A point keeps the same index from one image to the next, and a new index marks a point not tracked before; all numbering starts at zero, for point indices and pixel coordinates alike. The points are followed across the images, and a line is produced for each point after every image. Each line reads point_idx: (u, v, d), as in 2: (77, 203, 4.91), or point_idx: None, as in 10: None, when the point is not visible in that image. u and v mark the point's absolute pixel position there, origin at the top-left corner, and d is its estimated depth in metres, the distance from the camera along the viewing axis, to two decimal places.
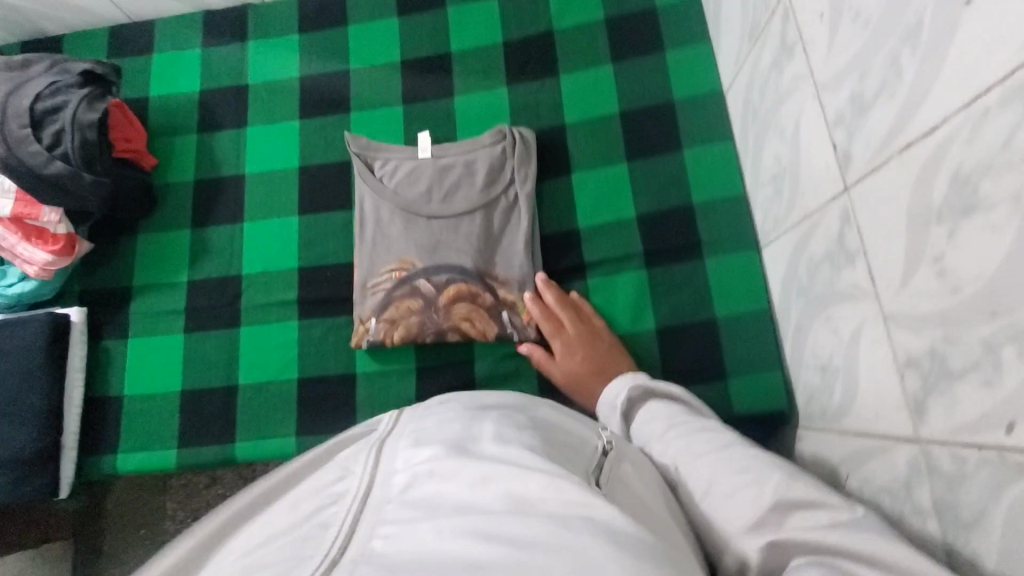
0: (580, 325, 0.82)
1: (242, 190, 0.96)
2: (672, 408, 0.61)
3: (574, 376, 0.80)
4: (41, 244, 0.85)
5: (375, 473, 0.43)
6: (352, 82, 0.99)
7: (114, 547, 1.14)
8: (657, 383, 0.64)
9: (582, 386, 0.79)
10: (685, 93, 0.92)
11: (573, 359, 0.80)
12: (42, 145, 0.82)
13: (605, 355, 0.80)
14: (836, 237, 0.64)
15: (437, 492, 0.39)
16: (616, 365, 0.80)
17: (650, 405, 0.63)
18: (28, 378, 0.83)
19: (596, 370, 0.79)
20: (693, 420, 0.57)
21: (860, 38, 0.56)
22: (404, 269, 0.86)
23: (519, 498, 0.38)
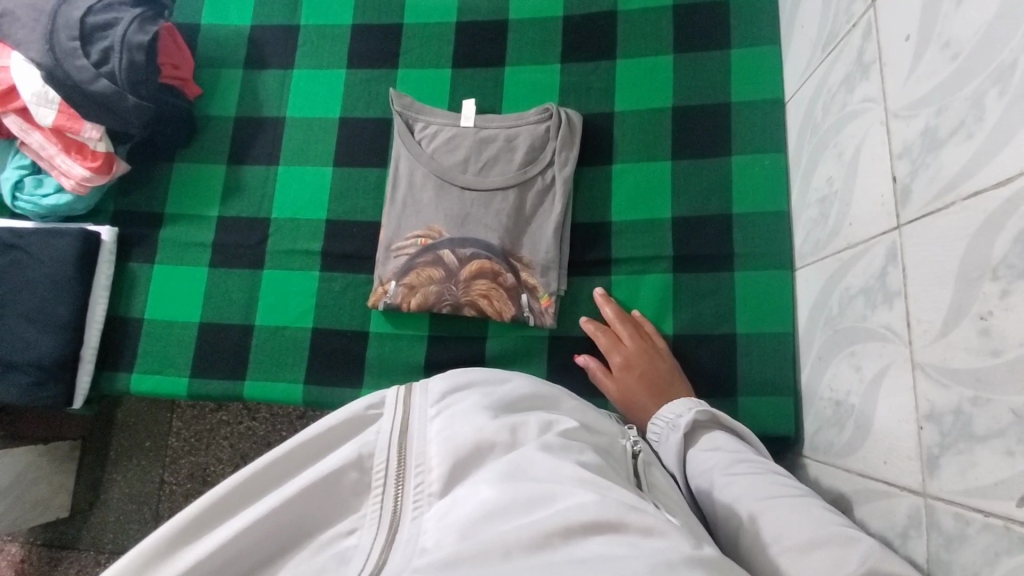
0: (639, 343, 0.80)
1: (281, 133, 0.95)
2: (732, 443, 0.66)
3: (628, 394, 0.78)
4: (79, 159, 0.86)
5: (422, 457, 0.47)
6: (403, 37, 0.97)
7: (119, 454, 1.19)
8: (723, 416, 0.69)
9: (636, 406, 0.78)
10: (743, 97, 0.88)
11: (627, 376, 0.79)
12: (89, 60, 0.81)
13: (660, 376, 0.78)
14: (877, 274, 0.62)
15: (491, 481, 0.44)
16: (673, 389, 0.77)
17: (713, 435, 0.68)
18: (56, 289, 0.85)
19: (651, 390, 0.77)
20: (755, 464, 0.62)
21: (944, 70, 0.52)
22: (427, 238, 0.86)
23: (568, 488, 0.44)
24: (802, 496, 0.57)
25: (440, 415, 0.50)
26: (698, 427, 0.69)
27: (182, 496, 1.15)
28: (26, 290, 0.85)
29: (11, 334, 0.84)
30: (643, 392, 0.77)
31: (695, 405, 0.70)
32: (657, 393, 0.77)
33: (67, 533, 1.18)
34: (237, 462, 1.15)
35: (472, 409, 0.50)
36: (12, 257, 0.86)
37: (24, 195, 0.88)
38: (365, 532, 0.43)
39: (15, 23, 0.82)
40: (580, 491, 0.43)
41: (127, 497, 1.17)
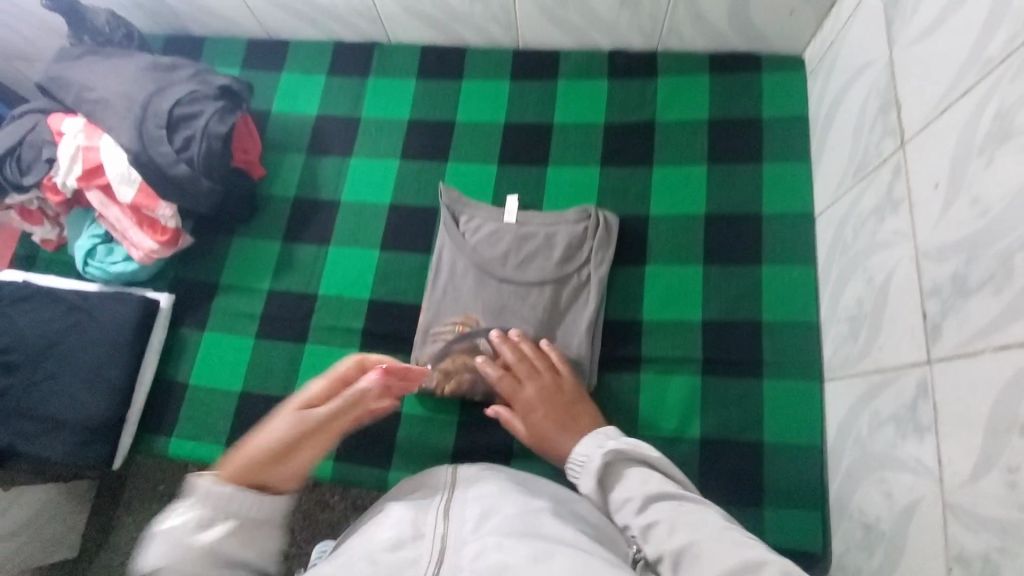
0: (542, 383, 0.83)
1: (335, 215, 1.02)
2: (652, 481, 0.66)
3: (541, 437, 0.81)
4: (150, 233, 0.93)
5: (447, 536, 0.56)
6: (455, 134, 1.05)
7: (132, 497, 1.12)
8: (634, 447, 0.69)
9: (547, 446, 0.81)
10: (774, 209, 0.93)
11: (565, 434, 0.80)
12: (172, 147, 0.89)
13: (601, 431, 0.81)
14: (908, 405, 0.63)
15: (500, 545, 0.53)
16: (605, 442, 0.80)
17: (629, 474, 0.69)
18: (112, 353, 0.90)
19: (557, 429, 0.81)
20: (675, 499, 0.64)
21: (973, 224, 0.55)
22: (462, 327, 0.90)
23: (565, 551, 0.52)
24: (726, 532, 0.58)
25: (471, 498, 0.60)
26: (621, 463, 0.70)
27: None
28: (84, 351, 0.90)
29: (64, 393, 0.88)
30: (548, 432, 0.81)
31: (605, 446, 0.70)
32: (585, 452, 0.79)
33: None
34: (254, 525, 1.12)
35: (491, 490, 0.61)
36: (75, 318, 0.92)
37: (96, 262, 0.95)
38: (422, 565, 0.53)
39: (108, 110, 0.91)
40: (578, 548, 0.53)
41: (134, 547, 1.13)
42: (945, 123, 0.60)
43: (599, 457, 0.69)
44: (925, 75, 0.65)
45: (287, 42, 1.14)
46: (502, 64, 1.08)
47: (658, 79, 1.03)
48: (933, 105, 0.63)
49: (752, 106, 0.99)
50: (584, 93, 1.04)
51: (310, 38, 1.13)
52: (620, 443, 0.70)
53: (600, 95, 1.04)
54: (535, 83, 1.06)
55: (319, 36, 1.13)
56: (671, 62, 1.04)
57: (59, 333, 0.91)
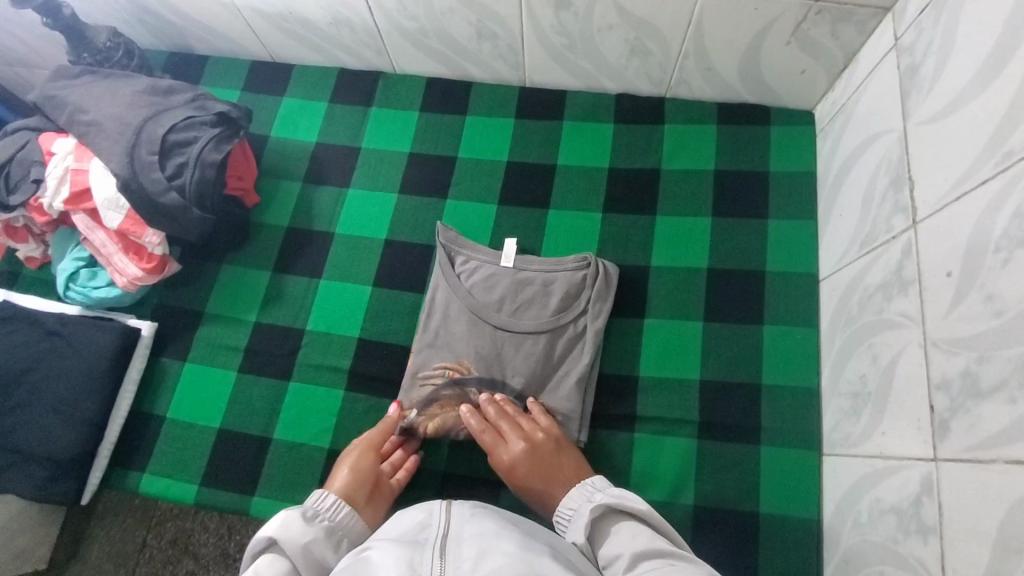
0: (530, 436, 0.79)
1: (328, 248, 0.99)
2: (642, 536, 0.59)
3: (531, 492, 0.77)
4: (135, 260, 0.90)
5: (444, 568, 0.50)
6: (455, 170, 1.03)
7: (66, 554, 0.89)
8: (622, 499, 0.63)
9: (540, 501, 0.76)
10: (778, 268, 0.91)
11: (527, 467, 0.77)
12: (164, 174, 0.86)
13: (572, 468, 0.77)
14: (911, 499, 0.61)
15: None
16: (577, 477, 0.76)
17: (623, 525, 0.62)
18: (87, 383, 0.87)
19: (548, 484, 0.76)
20: (666, 557, 0.56)
21: (989, 323, 0.54)
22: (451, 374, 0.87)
23: None
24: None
25: (468, 533, 0.55)
26: (612, 516, 0.64)
27: None
28: (58, 380, 0.87)
29: (36, 424, 0.85)
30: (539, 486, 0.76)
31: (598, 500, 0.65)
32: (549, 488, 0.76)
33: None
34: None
35: (491, 527, 0.56)
36: (52, 345, 0.89)
37: (78, 286, 0.92)
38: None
39: (100, 132, 0.88)
40: None
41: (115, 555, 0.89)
42: (960, 211, 0.59)
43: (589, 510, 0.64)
44: (941, 156, 0.63)
45: (290, 66, 1.12)
46: (508, 102, 1.06)
47: (664, 126, 1.01)
48: (947, 189, 0.61)
49: (759, 160, 0.98)
50: (590, 135, 1.02)
51: (314, 63, 1.11)
52: (612, 497, 0.64)
53: (606, 139, 1.02)
54: (539, 122, 1.04)
55: (323, 62, 1.11)
56: (679, 109, 1.02)
57: (34, 360, 0.88)
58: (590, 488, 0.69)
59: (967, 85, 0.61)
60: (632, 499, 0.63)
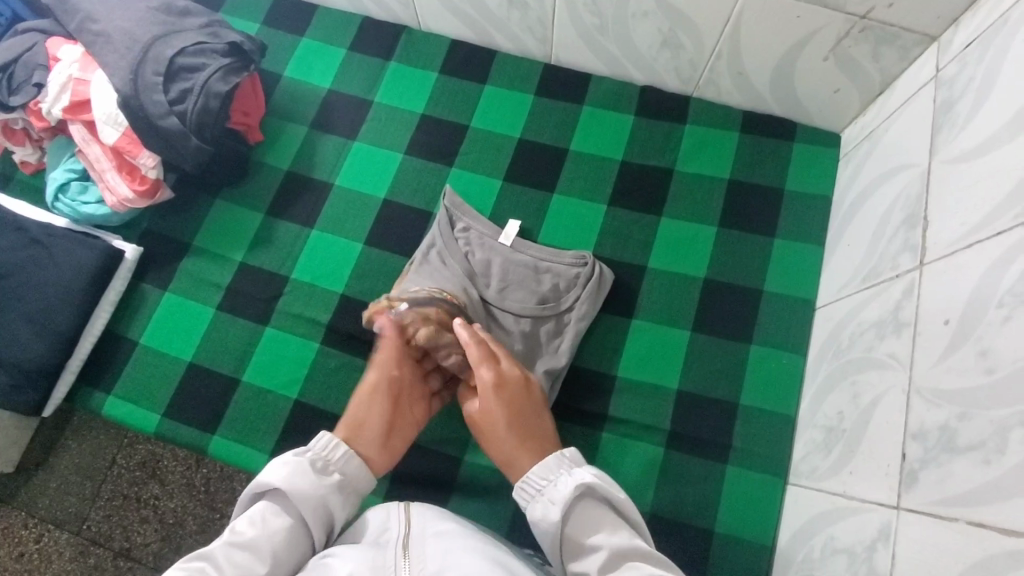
0: (513, 371, 0.71)
1: (325, 199, 0.97)
2: (621, 531, 0.57)
3: (491, 431, 0.69)
4: (128, 180, 0.88)
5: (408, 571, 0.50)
6: (466, 139, 1.00)
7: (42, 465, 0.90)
8: (604, 484, 0.59)
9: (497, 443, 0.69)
10: (777, 289, 0.89)
11: (494, 399, 0.69)
12: (167, 97, 0.84)
13: (532, 420, 0.69)
14: (866, 543, 0.61)
15: None
16: (534, 431, 0.68)
17: (597, 511, 0.58)
18: (63, 297, 0.86)
19: (514, 427, 0.68)
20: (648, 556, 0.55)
21: (975, 380, 0.52)
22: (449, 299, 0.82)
23: None
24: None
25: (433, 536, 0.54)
26: (586, 499, 0.59)
27: (71, 559, 0.87)
28: (35, 290, 0.86)
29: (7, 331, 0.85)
30: (503, 427, 0.68)
31: (580, 480, 0.59)
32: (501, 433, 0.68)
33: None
34: (214, 516, 0.86)
35: (453, 529, 0.55)
36: (34, 254, 0.87)
37: (66, 198, 0.90)
38: None
39: (107, 45, 0.85)
40: None
41: (82, 468, 0.89)
42: (968, 258, 0.56)
43: (562, 491, 0.59)
44: (960, 200, 0.60)
45: (314, 6, 1.09)
46: (530, 77, 1.03)
47: (686, 126, 0.98)
48: (960, 235, 0.59)
49: (776, 176, 0.95)
50: (608, 123, 0.99)
51: (338, 7, 1.08)
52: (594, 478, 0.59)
53: (624, 130, 0.99)
54: (559, 103, 1.01)
55: (348, 7, 1.07)
56: (704, 111, 0.99)
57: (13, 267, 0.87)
58: (564, 458, 0.63)
59: (999, 129, 0.58)
60: (609, 484, 0.59)
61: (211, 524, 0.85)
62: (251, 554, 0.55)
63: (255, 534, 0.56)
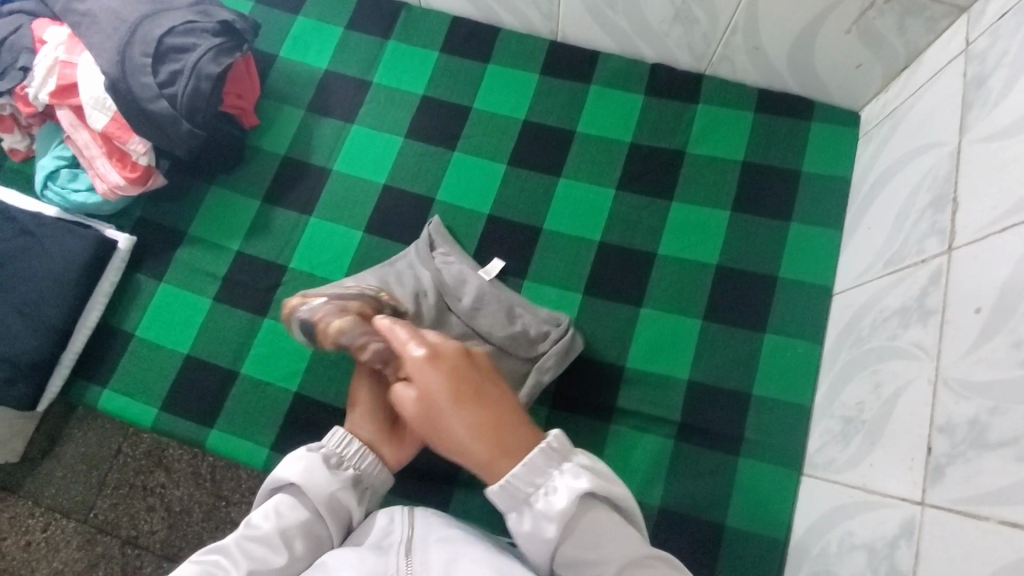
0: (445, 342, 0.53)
1: (323, 184, 0.94)
2: (624, 532, 0.51)
3: (444, 427, 0.50)
4: (119, 167, 0.85)
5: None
6: (469, 121, 0.96)
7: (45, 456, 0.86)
8: (603, 484, 0.51)
9: (456, 439, 0.50)
10: (792, 275, 0.86)
11: (433, 379, 0.50)
12: (156, 79, 0.81)
13: (483, 393, 0.51)
14: (887, 540, 0.58)
15: None
16: (491, 407, 0.51)
17: (598, 516, 0.51)
18: (55, 288, 0.83)
19: (475, 410, 0.50)
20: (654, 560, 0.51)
21: (1008, 371, 0.49)
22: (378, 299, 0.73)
23: None
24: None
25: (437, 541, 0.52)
26: (581, 500, 0.51)
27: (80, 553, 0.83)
28: (26, 281, 0.83)
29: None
30: (459, 412, 0.49)
31: (576, 486, 0.50)
32: (451, 427, 0.50)
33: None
34: (219, 502, 0.83)
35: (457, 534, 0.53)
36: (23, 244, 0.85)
37: (56, 186, 0.87)
38: None
39: (93, 25, 0.82)
40: None
41: (87, 456, 0.86)
42: (1002, 242, 0.53)
43: (555, 506, 0.50)
44: (992, 180, 0.57)
45: None
46: (535, 55, 0.99)
47: (698, 106, 0.94)
48: (992, 218, 0.55)
49: (792, 157, 0.91)
50: (616, 104, 0.95)
51: None
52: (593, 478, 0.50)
53: (632, 110, 0.95)
54: (565, 82, 0.97)
55: None
56: (717, 90, 0.95)
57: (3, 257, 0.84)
58: (551, 450, 0.51)
59: None
60: (606, 483, 0.51)
61: (218, 511, 0.82)
62: (265, 546, 0.53)
63: (268, 530, 0.54)
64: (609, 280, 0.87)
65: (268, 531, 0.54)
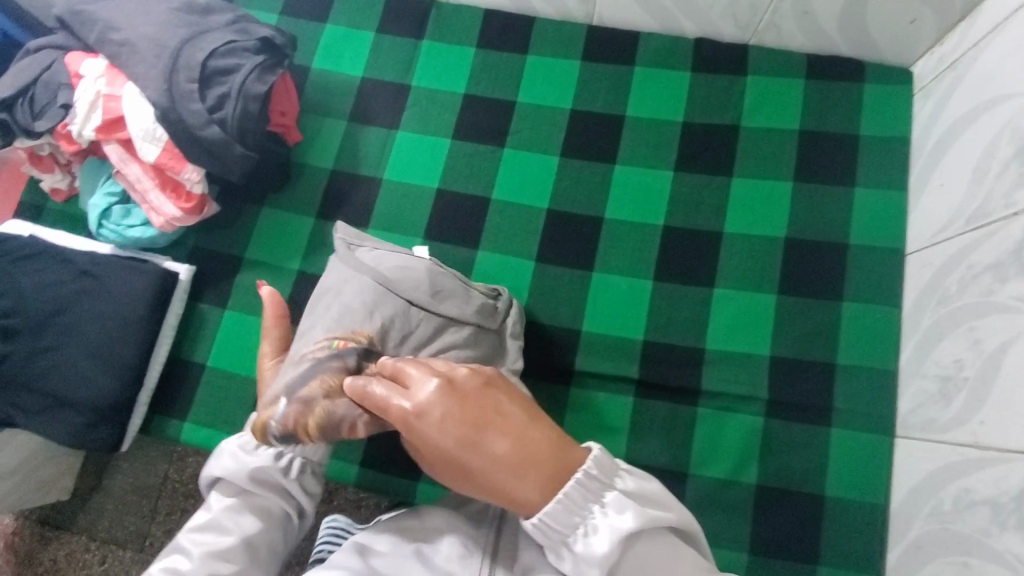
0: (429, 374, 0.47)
1: (376, 195, 0.93)
2: (690, 555, 0.50)
3: (465, 469, 0.46)
4: (173, 198, 0.83)
5: None
6: (515, 116, 0.94)
7: (105, 487, 0.90)
8: (651, 511, 0.49)
9: (485, 477, 0.46)
10: (862, 241, 0.85)
11: (429, 425, 0.46)
12: (205, 105, 0.79)
13: (495, 418, 0.46)
14: (1013, 494, 0.58)
15: None
16: (510, 427, 0.46)
17: (649, 549, 0.49)
18: (124, 328, 0.82)
19: (485, 442, 0.46)
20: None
21: None
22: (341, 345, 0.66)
23: None
24: None
25: None
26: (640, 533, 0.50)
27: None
28: (94, 323, 0.82)
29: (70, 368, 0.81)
30: (476, 453, 0.46)
31: (621, 523, 0.48)
32: (472, 463, 0.46)
33: (25, 533, 0.91)
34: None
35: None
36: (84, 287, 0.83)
37: (111, 224, 0.85)
38: None
39: (133, 54, 0.80)
40: None
41: (137, 485, 0.89)
42: None
43: (599, 547, 0.48)
44: None
45: None
46: (574, 42, 0.97)
47: (748, 78, 0.93)
48: None
49: (849, 121, 0.90)
50: (662, 84, 0.94)
51: None
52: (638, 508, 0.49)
53: (679, 88, 0.93)
54: (608, 66, 0.95)
55: None
56: (764, 59, 0.93)
57: (64, 301, 0.83)
58: (593, 483, 0.49)
59: None
60: (654, 514, 0.49)
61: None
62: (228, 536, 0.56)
63: (213, 515, 0.58)
64: (679, 263, 0.86)
65: (216, 517, 0.57)
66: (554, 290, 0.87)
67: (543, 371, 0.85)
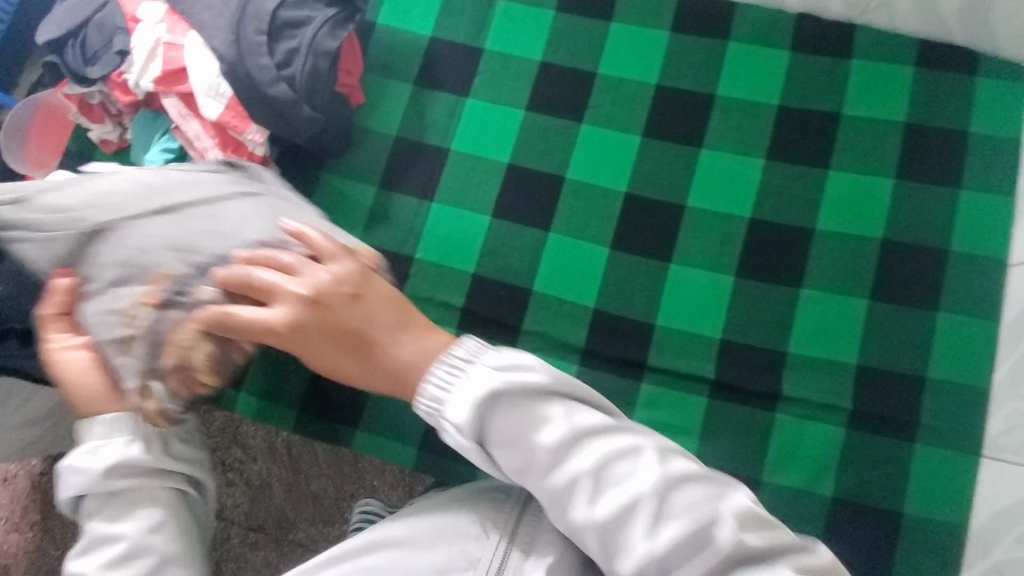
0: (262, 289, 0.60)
1: (442, 166, 0.88)
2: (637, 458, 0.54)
3: (353, 372, 0.61)
4: (234, 159, 0.78)
5: None
6: (594, 89, 0.88)
7: None
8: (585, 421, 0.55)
9: (366, 372, 0.60)
10: (966, 247, 0.79)
11: (304, 337, 0.60)
12: (273, 60, 0.73)
13: (336, 317, 0.60)
14: None
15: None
16: (359, 325, 0.60)
17: (597, 445, 0.54)
18: None
19: (348, 343, 0.60)
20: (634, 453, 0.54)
21: None
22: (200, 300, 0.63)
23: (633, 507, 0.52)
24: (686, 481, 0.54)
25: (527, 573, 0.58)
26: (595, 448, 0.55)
27: None
28: None
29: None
30: (340, 351, 0.60)
31: (566, 431, 0.54)
32: (395, 369, 0.60)
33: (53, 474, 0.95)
34: (297, 476, 0.90)
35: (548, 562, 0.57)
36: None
37: None
38: None
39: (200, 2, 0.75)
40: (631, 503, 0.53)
41: None
42: None
43: (462, 419, 0.54)
44: None
45: None
46: (663, 10, 0.89)
47: (852, 61, 0.85)
48: None
49: (960, 115, 0.83)
50: (756, 62, 0.86)
51: None
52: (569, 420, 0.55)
53: (775, 69, 0.86)
54: (699, 39, 0.88)
55: None
56: (872, 41, 0.86)
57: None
58: (453, 361, 0.57)
59: None
60: (516, 382, 0.55)
61: (298, 486, 0.90)
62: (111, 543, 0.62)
63: (95, 533, 0.63)
64: (764, 260, 0.81)
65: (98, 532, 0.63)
66: (628, 279, 0.82)
67: (613, 365, 0.80)
